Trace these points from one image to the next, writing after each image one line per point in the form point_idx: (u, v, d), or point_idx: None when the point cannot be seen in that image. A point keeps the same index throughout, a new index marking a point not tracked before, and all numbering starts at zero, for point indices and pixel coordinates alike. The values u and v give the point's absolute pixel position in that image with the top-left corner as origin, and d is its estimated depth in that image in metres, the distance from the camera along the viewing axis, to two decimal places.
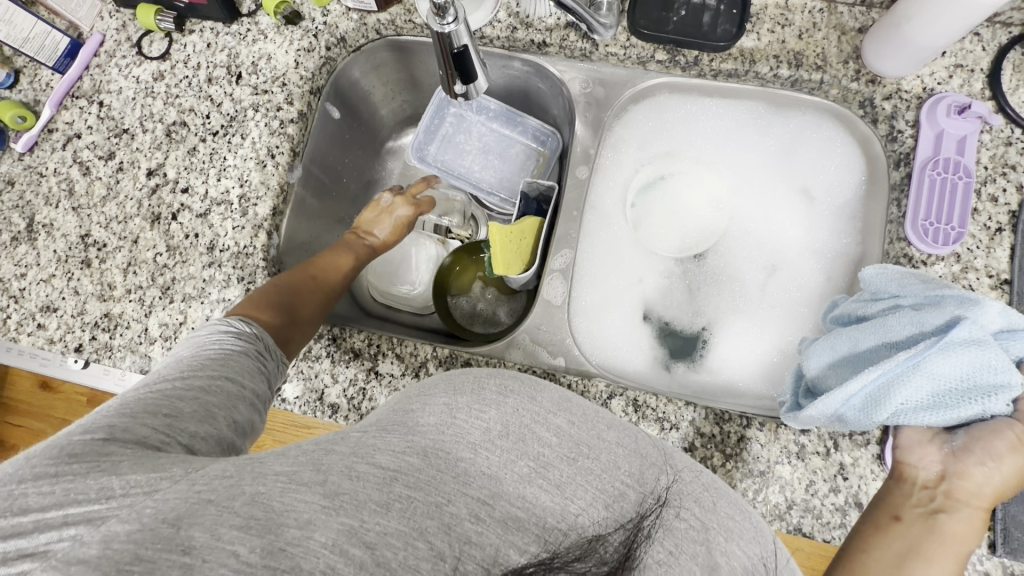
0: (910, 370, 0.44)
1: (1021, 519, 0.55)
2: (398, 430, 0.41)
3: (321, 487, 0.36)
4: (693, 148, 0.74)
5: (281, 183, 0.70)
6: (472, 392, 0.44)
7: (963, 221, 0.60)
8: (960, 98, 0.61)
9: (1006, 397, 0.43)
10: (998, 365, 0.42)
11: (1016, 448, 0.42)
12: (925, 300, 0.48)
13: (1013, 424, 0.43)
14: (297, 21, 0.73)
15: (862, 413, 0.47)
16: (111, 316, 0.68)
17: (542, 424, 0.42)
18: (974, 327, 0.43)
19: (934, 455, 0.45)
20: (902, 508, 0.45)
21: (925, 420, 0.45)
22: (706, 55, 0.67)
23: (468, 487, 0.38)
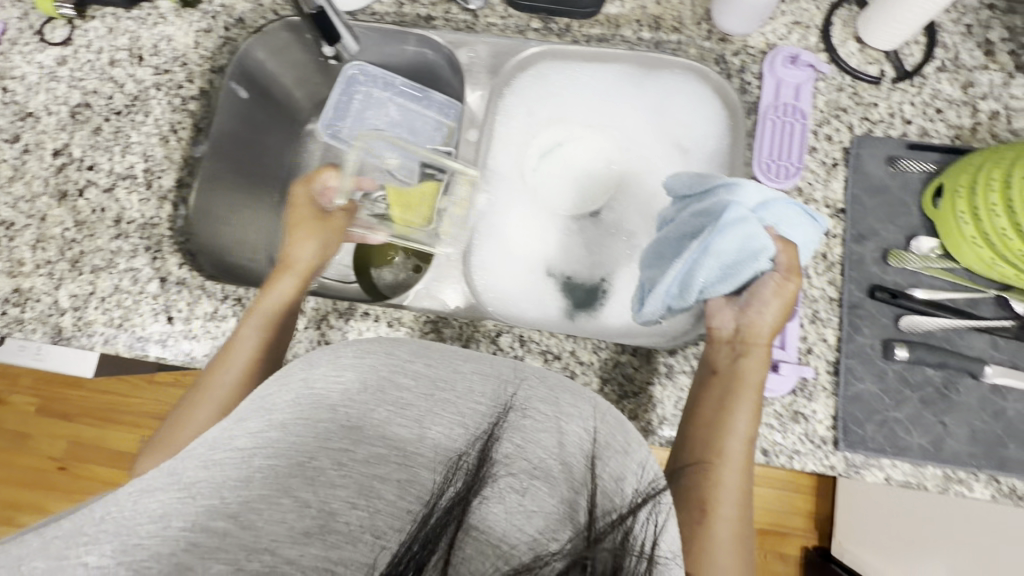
0: (703, 252, 0.61)
1: (859, 416, 0.62)
2: (257, 411, 0.40)
3: (177, 486, 0.35)
4: (577, 110, 0.81)
5: (185, 157, 0.74)
6: (332, 360, 0.43)
7: (800, 158, 0.67)
8: (791, 49, 0.69)
9: (767, 254, 0.60)
10: (755, 233, 0.60)
11: (776, 292, 0.59)
12: (704, 194, 0.65)
13: (774, 274, 0.60)
14: (194, 4, 0.78)
15: (680, 297, 0.64)
16: (21, 291, 0.70)
17: (400, 371, 0.42)
18: (739, 208, 0.60)
19: (729, 315, 0.62)
20: (718, 363, 0.61)
21: (722, 289, 0.62)
22: (577, 21, 0.74)
23: (331, 442, 0.37)
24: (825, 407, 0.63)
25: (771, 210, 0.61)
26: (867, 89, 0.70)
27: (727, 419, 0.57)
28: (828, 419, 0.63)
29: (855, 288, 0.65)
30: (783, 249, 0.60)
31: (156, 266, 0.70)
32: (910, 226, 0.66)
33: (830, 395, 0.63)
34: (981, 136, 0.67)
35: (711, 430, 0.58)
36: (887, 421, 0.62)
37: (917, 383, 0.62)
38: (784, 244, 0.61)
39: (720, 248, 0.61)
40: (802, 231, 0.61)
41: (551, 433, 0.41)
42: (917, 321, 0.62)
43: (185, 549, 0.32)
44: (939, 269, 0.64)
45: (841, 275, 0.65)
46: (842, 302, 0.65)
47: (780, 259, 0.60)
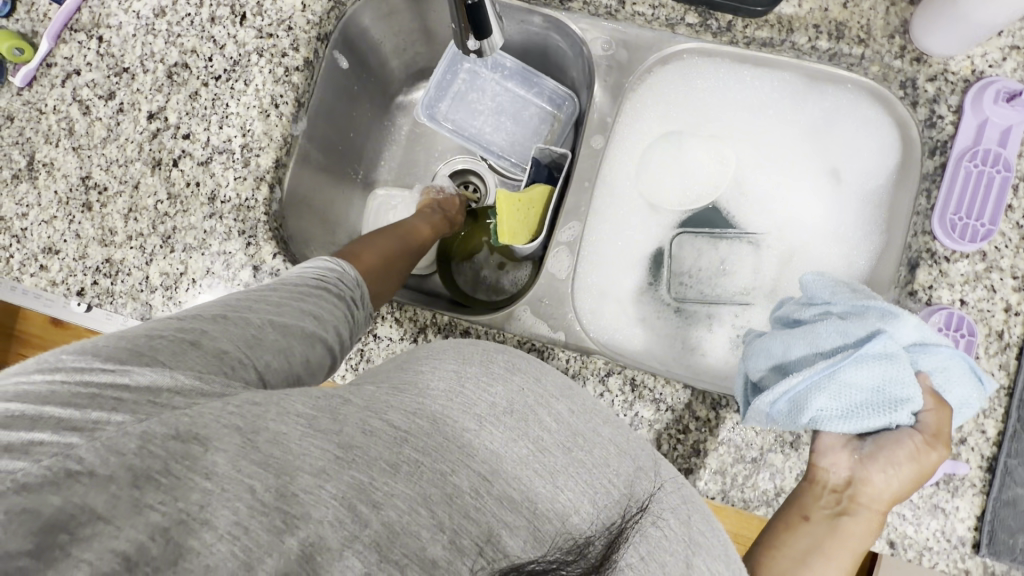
0: (829, 376, 0.50)
1: (1010, 523, 0.55)
2: (409, 391, 0.40)
3: (335, 437, 0.35)
4: (715, 121, 0.71)
5: (285, 135, 0.68)
6: (482, 363, 0.43)
7: (994, 218, 0.57)
8: (1011, 84, 0.57)
9: (908, 407, 0.49)
10: (904, 379, 0.49)
11: (915, 457, 0.48)
12: (850, 309, 0.53)
13: (915, 435, 0.49)
14: None
15: (787, 418, 0.51)
16: (112, 262, 0.68)
17: (545, 407, 0.41)
18: (889, 342, 0.49)
19: (844, 461, 0.50)
20: (813, 509, 0.51)
21: (840, 426, 0.50)
22: (741, 20, 0.63)
23: (472, 462, 0.37)
24: (970, 505, 0.56)
25: (931, 357, 0.50)
26: None
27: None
28: (971, 519, 0.56)
29: None
30: (932, 410, 0.50)
31: (249, 253, 0.66)
32: None
33: (978, 494, 0.56)
34: None
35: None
36: None
37: None
38: (936, 402, 0.50)
39: (851, 379, 0.49)
40: (958, 391, 0.51)
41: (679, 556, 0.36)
42: None
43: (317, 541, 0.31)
44: None
45: (1016, 360, 0.57)
46: (1012, 393, 0.56)
47: (928, 419, 0.50)
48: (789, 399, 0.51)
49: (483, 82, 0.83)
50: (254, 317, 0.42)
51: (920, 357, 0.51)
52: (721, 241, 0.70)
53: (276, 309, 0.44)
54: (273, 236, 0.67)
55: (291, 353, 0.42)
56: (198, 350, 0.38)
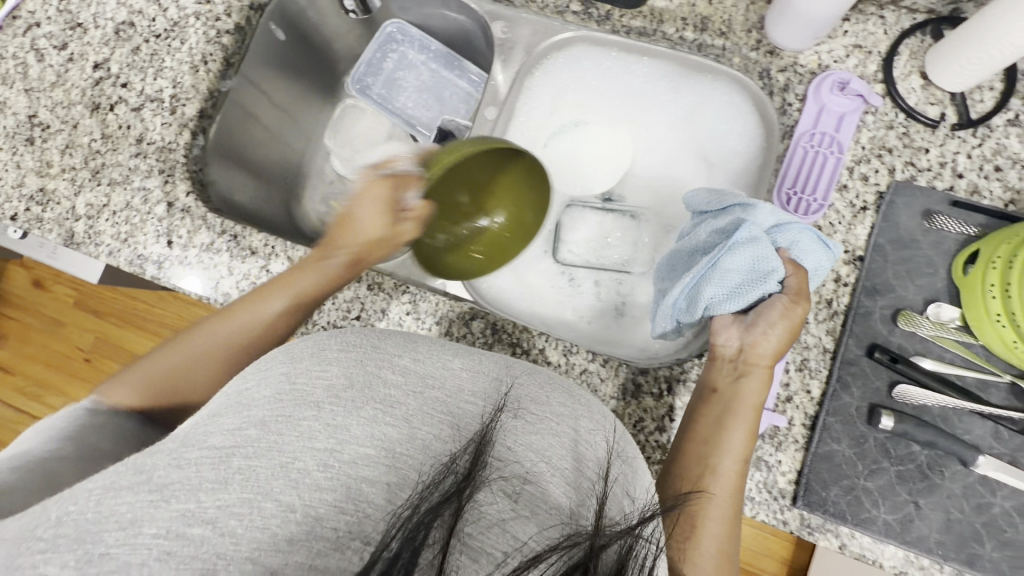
0: (711, 268, 0.58)
1: (825, 477, 0.59)
2: (232, 409, 0.36)
3: (144, 485, 0.31)
4: (605, 103, 0.78)
5: (211, 89, 0.76)
6: (311, 357, 0.39)
7: (826, 194, 0.62)
8: (843, 74, 0.63)
9: (775, 275, 0.56)
10: (765, 254, 0.56)
11: (784, 314, 0.55)
12: (719, 210, 0.62)
13: (783, 296, 0.56)
14: None
15: (687, 313, 0.60)
16: (45, 192, 0.75)
17: (387, 367, 0.40)
18: (750, 226, 0.57)
19: (734, 333, 0.58)
20: (718, 381, 0.58)
21: (727, 307, 0.58)
22: (618, 10, 0.70)
23: (315, 441, 0.33)
24: (791, 460, 0.60)
25: (787, 232, 0.58)
26: (920, 132, 0.63)
27: (722, 437, 0.54)
28: (791, 472, 0.59)
29: (853, 343, 0.60)
30: (792, 273, 0.57)
31: (166, 190, 0.73)
32: (932, 289, 0.60)
33: (799, 449, 0.60)
34: None
35: (704, 445, 0.54)
36: (854, 488, 0.58)
37: (897, 456, 0.58)
38: (794, 268, 0.57)
39: (727, 266, 0.58)
40: (816, 256, 0.58)
41: (563, 438, 0.40)
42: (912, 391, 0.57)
43: (159, 559, 0.28)
44: (955, 341, 0.59)
45: (841, 326, 0.61)
46: (835, 356, 0.60)
47: (790, 282, 0.57)
48: (686, 297, 0.60)
49: (410, 62, 0.90)
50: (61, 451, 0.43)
51: (780, 236, 0.58)
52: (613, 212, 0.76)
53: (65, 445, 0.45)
54: (190, 177, 0.74)
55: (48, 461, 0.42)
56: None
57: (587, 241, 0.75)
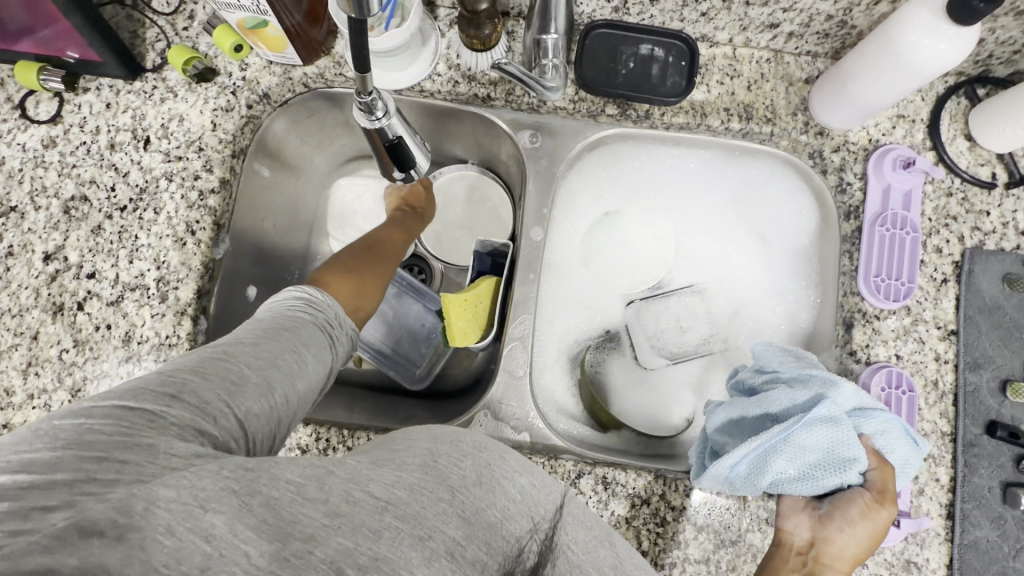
0: (783, 440, 0.50)
1: (976, 567, 0.57)
2: (390, 463, 0.38)
3: (322, 505, 0.34)
4: (647, 194, 0.72)
5: (205, 262, 0.63)
6: (446, 444, 0.41)
7: (912, 275, 0.61)
8: (905, 151, 0.62)
9: (856, 468, 0.49)
10: (849, 440, 0.49)
11: (867, 515, 0.48)
12: (796, 376, 0.54)
13: (863, 492, 0.49)
14: (210, 77, 0.65)
15: (748, 481, 0.51)
16: (11, 427, 0.59)
17: (509, 481, 0.40)
18: (833, 406, 0.50)
19: (805, 522, 0.50)
20: (782, 574, 0.50)
21: (797, 489, 0.50)
22: (657, 108, 0.65)
23: (448, 527, 0.35)
24: (938, 554, 0.58)
25: (871, 420, 0.51)
26: (978, 194, 0.63)
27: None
28: (942, 568, 0.58)
29: (970, 423, 0.59)
30: (874, 468, 0.50)
31: None
32: None
33: (943, 541, 0.58)
34: None
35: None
36: (1006, 571, 0.57)
37: None
38: (878, 461, 0.50)
39: (803, 442, 0.50)
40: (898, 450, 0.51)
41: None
42: None
43: None
44: None
45: (954, 407, 0.60)
46: (956, 439, 0.59)
47: (873, 477, 0.49)
48: (750, 461, 0.51)
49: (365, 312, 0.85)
50: (250, 370, 0.41)
51: (863, 423, 0.51)
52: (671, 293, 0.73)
53: (275, 352, 0.44)
54: None
55: (275, 399, 0.41)
56: (181, 403, 0.37)
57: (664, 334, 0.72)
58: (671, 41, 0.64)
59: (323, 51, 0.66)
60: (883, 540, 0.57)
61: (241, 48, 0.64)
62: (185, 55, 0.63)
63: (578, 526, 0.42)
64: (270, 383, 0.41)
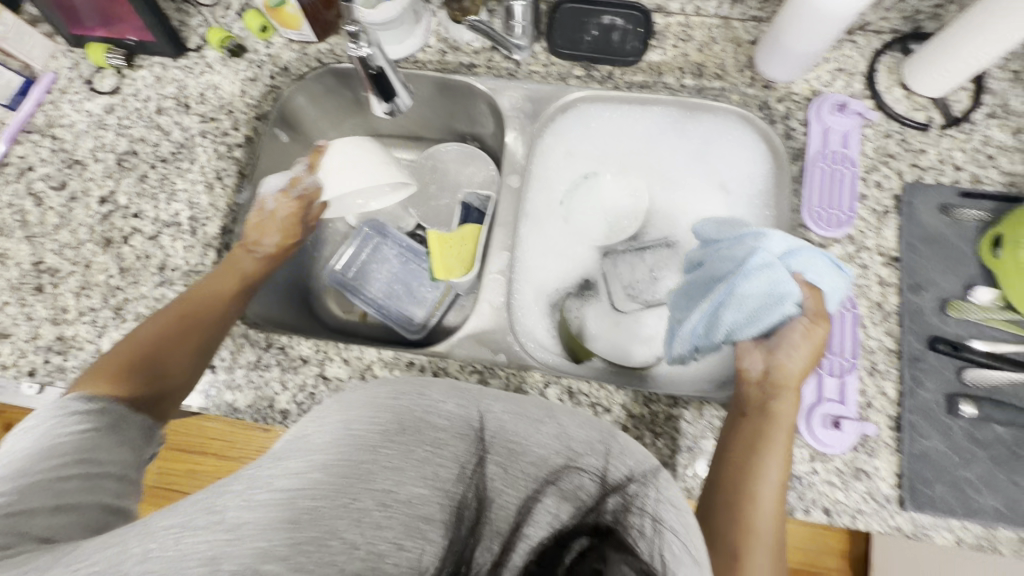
0: (728, 293, 0.60)
1: (927, 476, 0.59)
2: (297, 452, 0.39)
3: (220, 525, 0.34)
4: (615, 150, 0.80)
5: (229, 205, 0.74)
6: (366, 402, 0.42)
7: (851, 207, 0.67)
8: (839, 97, 0.69)
9: (792, 298, 0.58)
10: (782, 280, 0.58)
11: (805, 336, 0.57)
12: (734, 241, 0.63)
13: (801, 318, 0.58)
14: (241, 53, 0.78)
15: (710, 338, 0.62)
16: (64, 339, 0.70)
17: (434, 411, 0.42)
18: (764, 256, 0.59)
19: (757, 356, 0.59)
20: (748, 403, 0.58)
21: (749, 331, 0.59)
22: (619, 69, 0.75)
23: (375, 483, 0.36)
24: (889, 464, 0.61)
25: (800, 257, 0.59)
26: (916, 136, 0.69)
27: (753, 460, 0.54)
28: (892, 477, 0.60)
29: (914, 339, 0.63)
30: (807, 294, 0.59)
31: None
32: (968, 274, 0.64)
33: (893, 452, 0.61)
34: None
35: (743, 477, 0.53)
36: (956, 481, 0.59)
37: (987, 441, 0.59)
38: (809, 289, 0.59)
39: (744, 290, 0.59)
40: (829, 278, 0.59)
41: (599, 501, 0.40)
42: (983, 375, 0.60)
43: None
44: (1002, 320, 0.62)
45: (899, 325, 0.64)
46: (901, 354, 0.63)
47: (807, 303, 0.58)
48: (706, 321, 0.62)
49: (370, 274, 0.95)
50: (36, 501, 0.41)
51: (794, 261, 0.59)
52: (648, 249, 0.79)
53: (61, 484, 0.43)
54: None
55: (78, 507, 0.42)
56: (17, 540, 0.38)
57: (638, 282, 0.78)
58: (629, 12, 0.74)
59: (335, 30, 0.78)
60: (831, 448, 0.61)
61: (266, 28, 0.77)
62: (221, 34, 0.76)
63: (514, 417, 0.43)
64: (70, 504, 0.42)
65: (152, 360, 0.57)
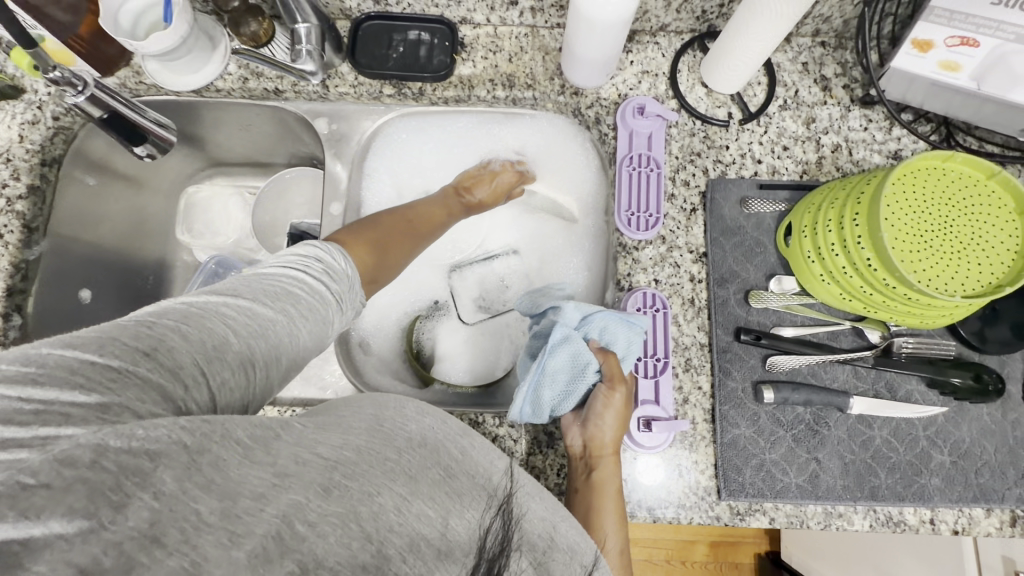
0: (540, 372, 0.60)
1: (737, 463, 0.62)
2: (331, 428, 0.38)
3: (269, 464, 0.32)
4: (443, 166, 0.80)
5: (14, 262, 0.68)
6: (386, 407, 0.42)
7: (659, 208, 0.68)
8: (639, 100, 0.70)
9: (593, 368, 0.60)
10: (580, 350, 0.60)
11: (606, 403, 0.58)
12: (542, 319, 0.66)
13: (602, 385, 0.59)
14: (15, 95, 0.71)
15: (537, 419, 0.61)
16: None
17: (448, 441, 0.41)
18: (561, 330, 0.61)
19: (576, 431, 0.60)
20: (577, 481, 0.58)
21: (567, 406, 0.60)
22: (429, 85, 0.72)
23: (395, 481, 0.35)
24: (705, 456, 0.63)
25: (594, 323, 0.61)
26: (717, 132, 0.71)
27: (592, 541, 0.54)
28: (709, 468, 0.63)
29: (722, 332, 0.65)
30: (602, 360, 0.60)
31: None
32: (768, 264, 0.67)
33: (709, 443, 0.63)
34: (827, 169, 0.70)
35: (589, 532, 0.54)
36: (765, 464, 0.62)
37: (788, 421, 0.63)
38: (604, 355, 0.60)
39: (552, 366, 0.60)
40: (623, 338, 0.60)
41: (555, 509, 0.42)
42: (781, 360, 0.63)
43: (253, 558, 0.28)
44: (798, 304, 0.65)
45: (709, 320, 0.66)
46: (712, 348, 0.65)
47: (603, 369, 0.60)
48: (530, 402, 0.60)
49: None
50: None
51: (591, 328, 0.61)
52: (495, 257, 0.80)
53: None
54: None
55: None
56: (155, 362, 0.34)
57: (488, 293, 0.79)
58: (434, 26, 0.72)
59: (122, 62, 0.72)
60: (650, 448, 0.62)
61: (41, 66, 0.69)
62: None
63: (524, 488, 0.42)
64: None
65: (394, 241, 0.63)
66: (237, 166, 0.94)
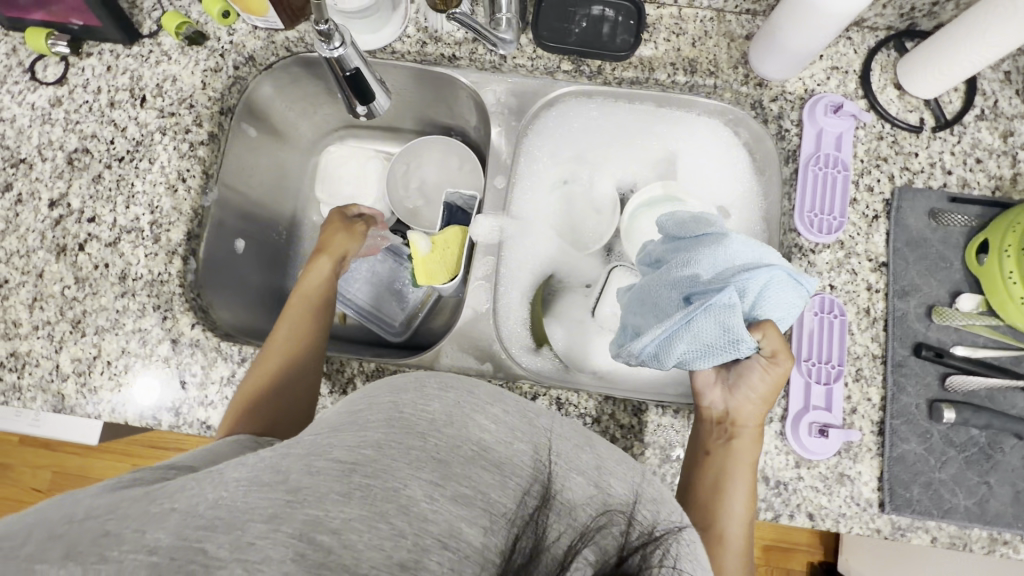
0: (684, 325, 0.55)
1: (904, 478, 0.61)
2: (348, 427, 0.34)
3: (279, 485, 0.30)
4: (602, 149, 0.77)
5: (194, 207, 0.69)
6: (414, 387, 0.37)
7: (842, 212, 0.66)
8: (834, 97, 0.68)
9: (747, 345, 0.54)
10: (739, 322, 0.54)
11: (763, 376, 0.56)
12: (692, 259, 0.59)
13: (759, 358, 0.56)
14: (201, 41, 0.72)
15: (656, 361, 0.58)
16: (18, 355, 0.65)
17: (481, 409, 0.36)
18: (730, 292, 0.54)
19: (717, 396, 0.59)
20: (709, 443, 0.59)
21: (698, 363, 0.57)
22: (609, 64, 0.71)
23: (422, 473, 0.31)
24: (870, 468, 0.62)
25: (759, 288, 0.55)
26: (906, 138, 0.68)
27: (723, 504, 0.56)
28: (873, 480, 0.62)
29: (899, 345, 0.64)
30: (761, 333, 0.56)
31: (166, 327, 0.66)
32: (952, 280, 0.64)
33: (875, 456, 0.62)
34: (1023, 187, 0.66)
35: (707, 512, 0.56)
36: (932, 483, 0.61)
37: (961, 443, 0.61)
38: (765, 326, 0.56)
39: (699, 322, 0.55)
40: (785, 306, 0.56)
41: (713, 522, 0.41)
42: (963, 380, 0.61)
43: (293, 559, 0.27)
44: (981, 325, 0.63)
45: (885, 332, 0.64)
46: (886, 360, 0.63)
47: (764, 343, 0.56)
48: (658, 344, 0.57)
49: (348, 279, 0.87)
50: None
51: (753, 291, 0.56)
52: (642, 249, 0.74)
53: None
54: (190, 306, 0.67)
55: None
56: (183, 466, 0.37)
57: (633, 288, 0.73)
58: (619, 3, 0.70)
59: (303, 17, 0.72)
60: (818, 453, 0.61)
61: (228, 14, 0.71)
62: (178, 20, 0.70)
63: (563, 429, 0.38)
64: None
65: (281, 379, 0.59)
66: (371, 128, 0.93)
